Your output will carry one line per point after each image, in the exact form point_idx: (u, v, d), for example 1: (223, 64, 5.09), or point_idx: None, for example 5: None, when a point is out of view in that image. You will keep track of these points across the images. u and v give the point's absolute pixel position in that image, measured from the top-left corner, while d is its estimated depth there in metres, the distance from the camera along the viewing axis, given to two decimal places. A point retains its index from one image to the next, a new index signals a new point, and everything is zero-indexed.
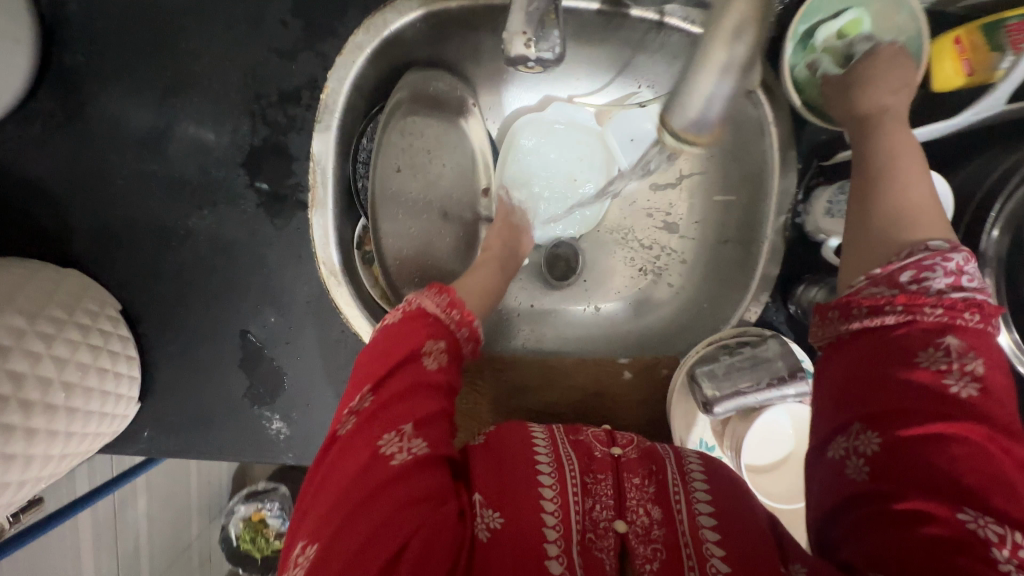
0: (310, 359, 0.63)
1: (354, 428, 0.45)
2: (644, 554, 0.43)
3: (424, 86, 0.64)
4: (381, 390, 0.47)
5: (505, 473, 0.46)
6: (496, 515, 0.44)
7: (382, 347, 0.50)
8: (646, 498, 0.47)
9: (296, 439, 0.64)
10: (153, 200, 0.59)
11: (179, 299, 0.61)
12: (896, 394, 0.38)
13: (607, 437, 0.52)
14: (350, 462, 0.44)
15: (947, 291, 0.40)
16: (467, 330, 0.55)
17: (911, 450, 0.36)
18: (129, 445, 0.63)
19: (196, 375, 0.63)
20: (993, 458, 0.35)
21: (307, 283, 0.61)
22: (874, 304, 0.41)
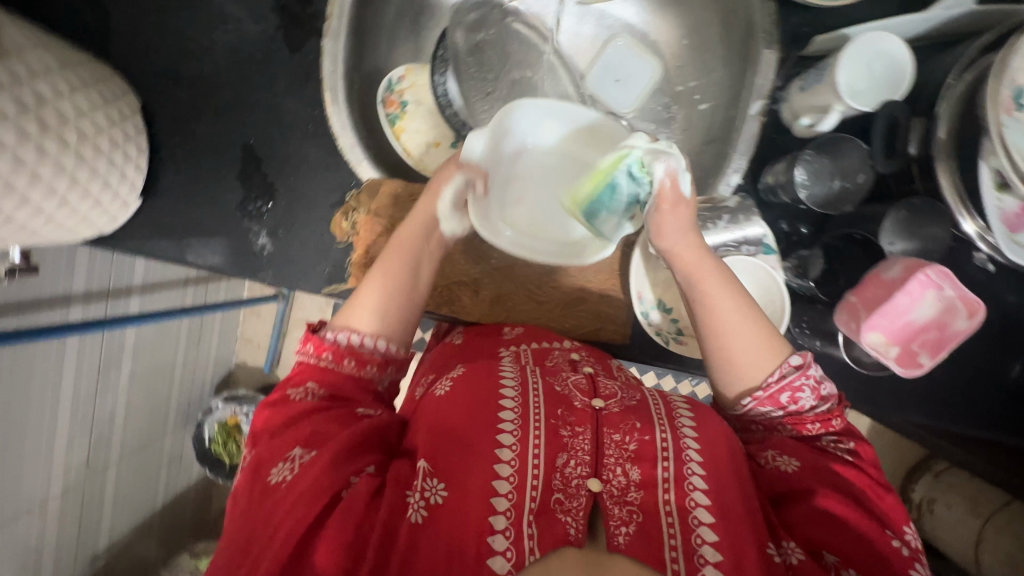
0: (306, 182, 0.68)
1: (246, 483, 0.50)
2: (619, 516, 0.46)
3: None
4: (276, 428, 0.51)
5: (469, 427, 0.51)
6: (439, 489, 0.47)
7: (266, 426, 0.53)
8: (624, 455, 0.50)
9: (278, 256, 0.68)
10: (187, 13, 0.66)
11: (194, 108, 0.67)
12: (819, 461, 0.52)
13: (587, 390, 0.56)
14: (254, 491, 0.48)
15: (821, 406, 0.54)
16: (328, 351, 0.54)
17: (826, 480, 0.50)
18: (122, 241, 0.67)
19: (196, 182, 0.67)
20: (875, 495, 0.51)
21: (310, 104, 0.67)
22: (767, 422, 0.55)
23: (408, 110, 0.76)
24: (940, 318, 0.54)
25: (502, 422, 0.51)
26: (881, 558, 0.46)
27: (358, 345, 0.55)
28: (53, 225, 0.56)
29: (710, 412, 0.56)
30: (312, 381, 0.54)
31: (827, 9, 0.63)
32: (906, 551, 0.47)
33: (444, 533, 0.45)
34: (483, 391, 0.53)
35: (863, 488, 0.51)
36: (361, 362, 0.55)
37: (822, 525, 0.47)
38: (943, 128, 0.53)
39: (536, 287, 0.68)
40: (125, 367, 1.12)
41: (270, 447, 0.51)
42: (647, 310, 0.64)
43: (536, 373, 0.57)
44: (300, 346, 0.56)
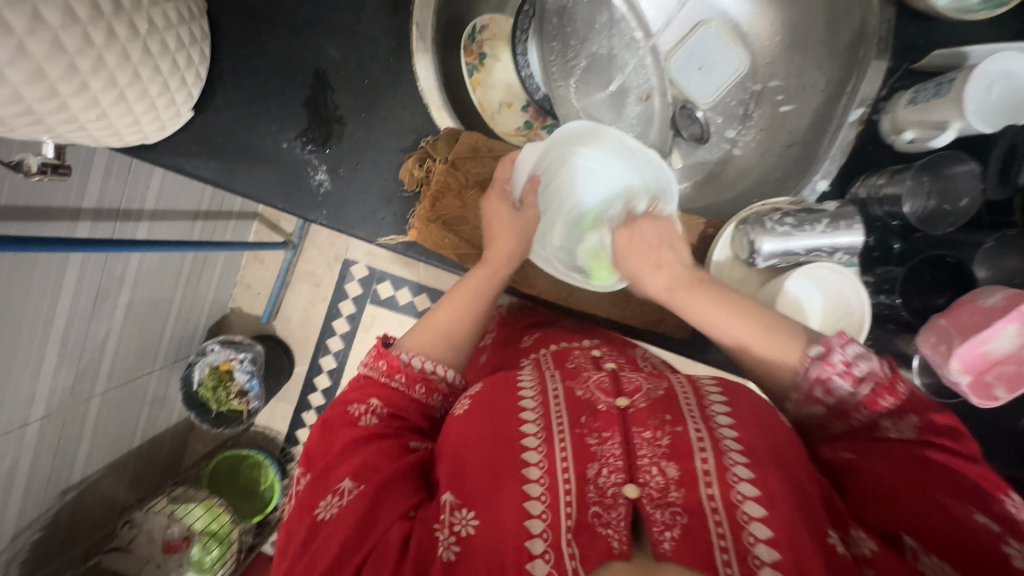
0: (376, 122, 0.63)
1: (291, 513, 0.47)
2: (661, 520, 0.42)
3: None
4: (321, 460, 0.49)
5: (491, 443, 0.46)
6: (470, 516, 0.43)
7: (313, 453, 0.50)
8: (658, 453, 0.45)
9: (335, 197, 0.63)
10: None
11: (264, 21, 0.61)
12: (880, 442, 0.45)
13: (610, 389, 0.51)
14: (297, 526, 0.46)
15: (860, 391, 0.46)
16: (401, 376, 0.53)
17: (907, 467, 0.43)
18: (166, 154, 0.61)
19: (256, 103, 0.61)
20: (962, 471, 0.42)
21: (392, 39, 0.62)
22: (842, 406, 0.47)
23: (486, 63, 0.73)
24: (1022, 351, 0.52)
25: (525, 439, 0.47)
26: (971, 541, 0.38)
27: (430, 371, 0.54)
28: (103, 123, 0.50)
29: (741, 386, 0.51)
30: (377, 398, 0.52)
31: (945, 28, 0.61)
32: (998, 529, 0.39)
33: (482, 566, 0.41)
34: (501, 400, 0.50)
35: (951, 470, 0.42)
36: (429, 389, 0.54)
37: (894, 504, 0.42)
38: None
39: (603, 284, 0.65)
40: (124, 295, 1.04)
41: (319, 477, 0.48)
42: None
43: (555, 379, 0.53)
44: (368, 360, 0.55)
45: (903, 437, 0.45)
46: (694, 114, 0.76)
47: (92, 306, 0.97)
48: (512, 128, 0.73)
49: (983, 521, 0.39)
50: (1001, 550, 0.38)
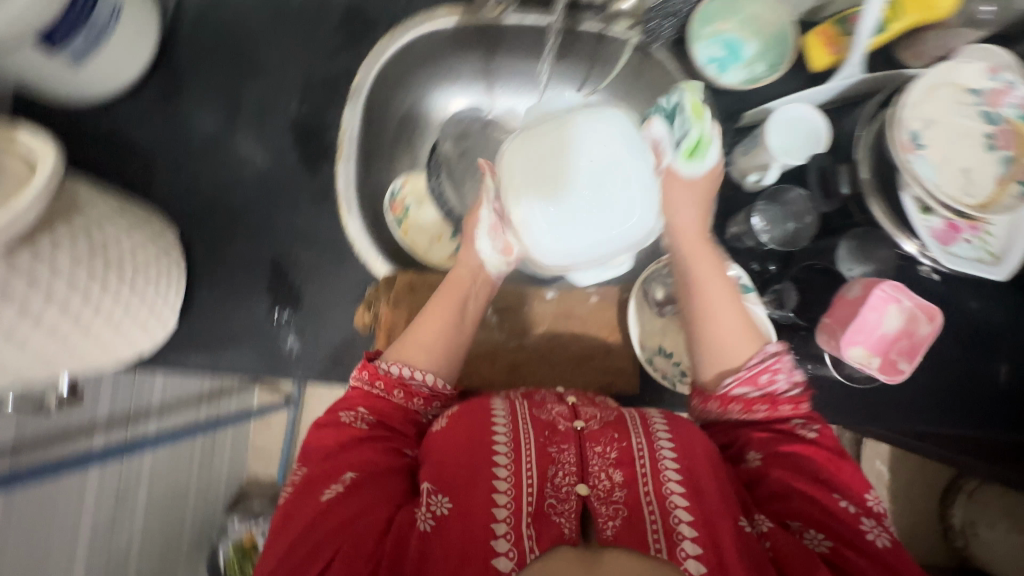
0: (327, 286, 0.75)
1: (298, 491, 0.55)
2: (606, 513, 0.49)
3: (475, 113, 0.89)
4: (322, 454, 0.57)
5: (465, 445, 0.54)
6: (444, 501, 0.51)
7: (319, 449, 0.58)
8: (607, 463, 0.53)
9: (306, 354, 0.74)
10: (220, 157, 0.78)
11: (226, 233, 0.76)
12: (778, 443, 0.56)
13: (569, 412, 0.58)
14: (304, 509, 0.53)
15: (755, 391, 0.58)
16: (394, 391, 0.61)
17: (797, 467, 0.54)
18: (161, 358, 0.73)
19: (228, 296, 0.74)
20: (834, 470, 0.54)
21: (327, 217, 0.77)
22: (745, 404, 0.58)
23: (411, 212, 0.86)
24: (906, 327, 0.60)
25: (496, 444, 0.54)
26: (839, 520, 0.50)
27: (408, 377, 0.61)
28: (106, 350, 0.62)
29: (688, 425, 0.56)
30: (363, 405, 0.60)
31: (752, 91, 0.77)
32: (855, 509, 0.51)
33: (453, 540, 0.49)
34: (474, 416, 0.56)
35: (823, 464, 0.54)
36: (408, 394, 0.61)
37: (786, 499, 0.52)
38: (863, 169, 0.64)
39: (553, 366, 0.73)
40: (142, 493, 1.10)
41: (324, 466, 0.56)
42: (649, 356, 0.71)
43: (523, 404, 0.59)
44: (356, 372, 0.62)
45: (799, 436, 0.56)
46: None
47: (114, 511, 1.03)
48: (444, 257, 0.86)
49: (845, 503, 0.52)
50: (860, 527, 0.50)
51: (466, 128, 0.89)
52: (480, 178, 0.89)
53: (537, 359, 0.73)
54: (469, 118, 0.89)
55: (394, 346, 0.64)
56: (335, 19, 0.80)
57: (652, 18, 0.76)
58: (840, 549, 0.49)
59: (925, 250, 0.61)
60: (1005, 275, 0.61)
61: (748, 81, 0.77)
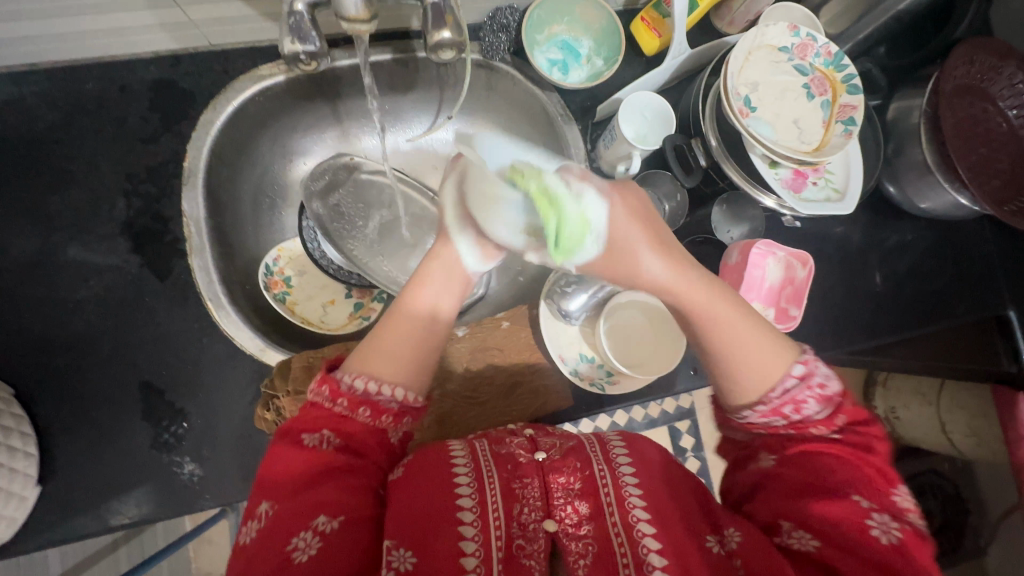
0: (212, 394, 0.67)
1: (253, 541, 0.45)
2: (575, 550, 0.47)
3: (337, 159, 0.83)
4: (284, 487, 0.46)
5: (426, 505, 0.46)
6: (409, 557, 0.44)
7: (279, 475, 0.47)
8: (572, 494, 0.49)
9: (210, 477, 0.65)
10: (42, 285, 0.66)
11: (74, 370, 0.65)
12: (794, 442, 0.48)
13: (530, 442, 0.54)
14: (261, 565, 0.43)
15: (794, 413, 0.49)
16: (365, 412, 0.50)
17: (809, 475, 0.46)
18: (29, 538, 0.61)
19: (96, 440, 0.64)
20: (856, 468, 0.46)
21: (195, 318, 0.68)
22: (768, 427, 0.50)
23: (294, 284, 0.80)
24: (787, 275, 0.65)
25: (458, 496, 0.47)
26: (845, 527, 0.43)
27: (375, 393, 0.50)
28: None
29: (640, 439, 0.55)
30: (329, 429, 0.49)
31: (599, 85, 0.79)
32: (865, 506, 0.44)
33: None
34: (433, 469, 0.49)
35: (841, 462, 0.46)
36: (376, 412, 0.50)
37: (792, 501, 0.46)
38: (712, 137, 0.67)
39: (485, 405, 0.70)
40: None
41: (289, 507, 0.45)
42: (573, 367, 0.69)
43: (482, 442, 0.53)
44: (312, 387, 0.50)
45: (826, 436, 0.48)
46: None
47: None
48: (343, 321, 0.81)
49: (862, 502, 0.44)
50: (864, 529, 0.43)
51: (329, 180, 0.83)
52: (361, 230, 0.84)
53: (465, 405, 0.70)
54: (331, 167, 0.83)
55: (355, 352, 0.53)
56: (144, 101, 0.71)
57: (487, 34, 0.76)
58: (826, 552, 0.43)
59: (783, 201, 0.66)
60: (852, 204, 0.68)
61: (591, 78, 0.79)
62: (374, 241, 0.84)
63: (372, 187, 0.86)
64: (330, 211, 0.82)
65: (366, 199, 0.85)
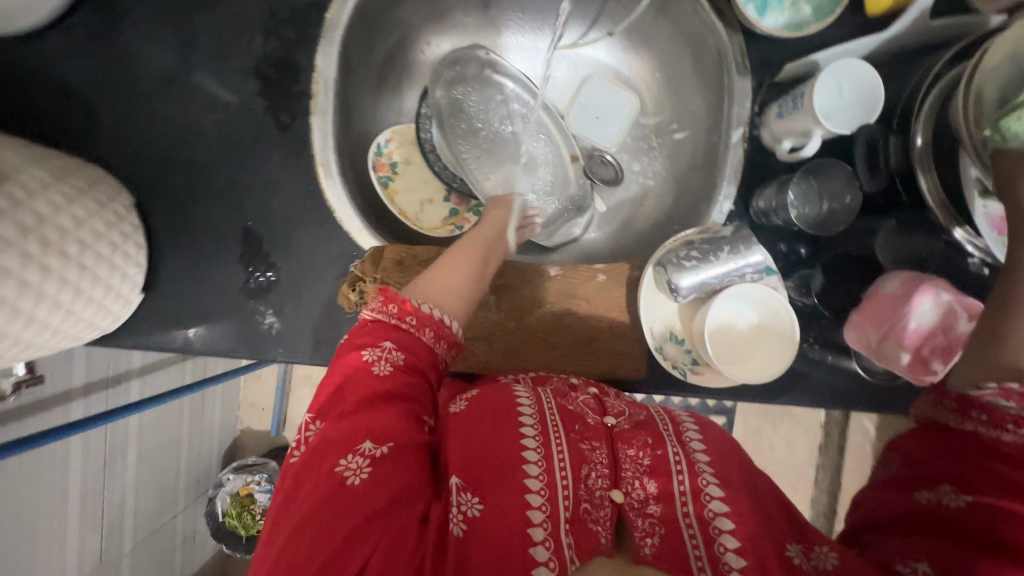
0: (304, 257, 0.68)
1: (309, 458, 0.47)
2: (642, 528, 0.44)
3: (470, 52, 0.77)
4: (342, 409, 0.49)
5: (488, 444, 0.47)
6: (473, 500, 0.44)
7: (335, 394, 0.51)
8: (641, 469, 0.47)
9: (286, 334, 0.67)
10: (173, 104, 0.67)
11: (189, 199, 0.67)
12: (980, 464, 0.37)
13: (596, 403, 0.54)
14: (320, 480, 0.45)
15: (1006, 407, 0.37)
16: (429, 333, 0.55)
17: (986, 528, 0.35)
18: (126, 336, 0.66)
19: (196, 268, 0.67)
20: None
21: (304, 180, 0.67)
22: (994, 416, 0.38)
23: (399, 171, 0.76)
24: (942, 321, 0.55)
25: (523, 439, 0.47)
26: None
27: (443, 320, 0.56)
28: (57, 336, 0.55)
29: (712, 424, 0.52)
30: (391, 342, 0.53)
31: (796, 39, 0.66)
32: None
33: (488, 545, 0.42)
34: (499, 406, 0.50)
35: None
36: (439, 334, 0.55)
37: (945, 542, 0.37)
38: (919, 136, 0.57)
39: (560, 352, 0.67)
40: (131, 455, 1.07)
41: (342, 427, 0.47)
42: (660, 344, 0.65)
43: (547, 392, 0.54)
44: (376, 305, 0.56)
45: None
46: (606, 158, 0.80)
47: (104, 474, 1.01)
48: (435, 224, 0.77)
49: None
50: None
51: (456, 74, 0.78)
52: (475, 133, 0.79)
53: (536, 344, 0.67)
54: (462, 57, 0.77)
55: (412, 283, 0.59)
56: None
57: None
58: None
59: (976, 239, 0.55)
60: None
61: (791, 26, 0.65)
62: (483, 147, 0.79)
63: (498, 90, 0.79)
64: (449, 107, 0.78)
65: (486, 102, 0.79)
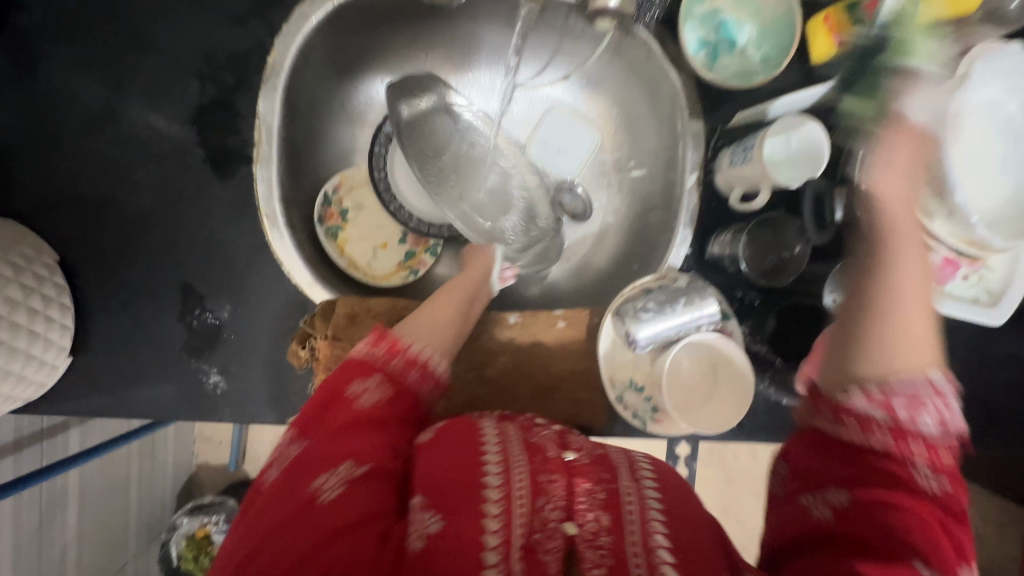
0: (252, 312, 0.64)
1: (282, 473, 0.43)
2: (590, 559, 0.42)
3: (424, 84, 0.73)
4: (328, 428, 0.45)
5: (458, 464, 0.43)
6: (436, 518, 0.41)
7: (316, 412, 0.47)
8: (594, 502, 0.44)
9: (234, 393, 0.64)
10: (100, 154, 0.62)
11: (121, 255, 0.62)
12: (863, 468, 0.38)
13: (558, 436, 0.50)
14: (287, 497, 0.41)
15: (880, 412, 0.38)
16: (415, 371, 0.52)
17: (870, 537, 0.36)
18: (55, 403, 0.61)
19: (132, 328, 0.63)
20: (941, 541, 0.35)
21: (248, 232, 0.64)
22: (864, 420, 0.38)
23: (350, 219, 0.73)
24: None
25: (484, 465, 0.43)
26: None
27: (431, 361, 0.54)
28: None
29: (672, 473, 0.49)
30: (378, 376, 0.50)
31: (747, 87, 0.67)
32: None
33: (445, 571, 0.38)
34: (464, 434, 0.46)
35: (926, 530, 0.35)
36: (422, 374, 0.53)
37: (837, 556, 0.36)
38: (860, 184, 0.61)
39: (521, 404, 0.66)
40: (71, 511, 1.00)
41: (320, 447, 0.44)
42: (619, 394, 0.64)
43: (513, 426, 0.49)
44: (367, 341, 0.53)
45: (932, 486, 0.37)
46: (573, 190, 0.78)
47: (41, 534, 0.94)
48: (390, 269, 0.74)
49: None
50: None
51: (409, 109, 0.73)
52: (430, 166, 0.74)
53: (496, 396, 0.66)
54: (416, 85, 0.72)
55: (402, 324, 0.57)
56: None
57: None
58: None
59: None
60: (1003, 315, 0.59)
61: (740, 75, 0.66)
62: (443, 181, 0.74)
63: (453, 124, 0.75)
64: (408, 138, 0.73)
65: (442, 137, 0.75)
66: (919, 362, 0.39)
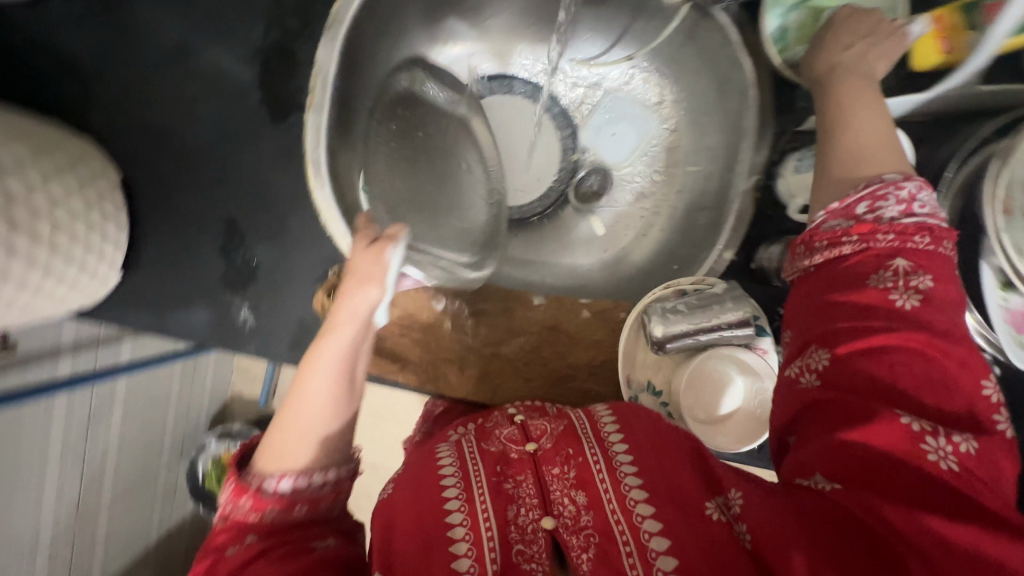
0: (288, 255, 0.66)
1: None
2: (578, 545, 0.41)
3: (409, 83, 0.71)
4: None
5: (413, 519, 0.43)
6: None
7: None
8: (567, 484, 0.46)
9: (260, 330, 0.66)
10: (169, 84, 0.65)
11: (177, 184, 0.66)
12: (840, 308, 0.41)
13: (520, 430, 0.52)
14: None
15: (852, 252, 0.43)
16: (297, 504, 0.44)
17: (858, 382, 0.38)
18: (102, 313, 0.66)
19: (177, 253, 0.66)
20: (935, 360, 0.38)
21: (294, 177, 0.66)
22: (833, 238, 0.44)
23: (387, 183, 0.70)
24: None
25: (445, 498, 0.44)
26: (889, 448, 0.35)
27: (304, 485, 0.44)
28: (25, 312, 0.55)
29: (634, 411, 0.50)
30: (251, 529, 0.42)
31: None
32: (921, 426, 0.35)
33: None
34: (419, 476, 0.47)
35: (914, 355, 0.38)
36: (311, 502, 0.45)
37: (843, 419, 0.38)
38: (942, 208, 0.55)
39: (534, 385, 0.65)
40: (116, 414, 1.09)
41: None
42: (635, 394, 0.61)
43: (468, 438, 0.52)
44: (227, 498, 0.44)
45: (917, 292, 0.40)
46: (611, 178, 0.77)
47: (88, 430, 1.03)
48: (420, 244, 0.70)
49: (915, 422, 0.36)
50: (921, 449, 0.35)
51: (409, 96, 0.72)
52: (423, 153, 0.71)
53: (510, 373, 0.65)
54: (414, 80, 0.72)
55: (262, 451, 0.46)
56: None
57: None
58: (857, 495, 0.35)
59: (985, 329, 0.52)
60: None
61: None
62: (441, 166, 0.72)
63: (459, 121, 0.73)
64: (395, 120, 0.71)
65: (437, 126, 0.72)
66: (887, 166, 0.46)
